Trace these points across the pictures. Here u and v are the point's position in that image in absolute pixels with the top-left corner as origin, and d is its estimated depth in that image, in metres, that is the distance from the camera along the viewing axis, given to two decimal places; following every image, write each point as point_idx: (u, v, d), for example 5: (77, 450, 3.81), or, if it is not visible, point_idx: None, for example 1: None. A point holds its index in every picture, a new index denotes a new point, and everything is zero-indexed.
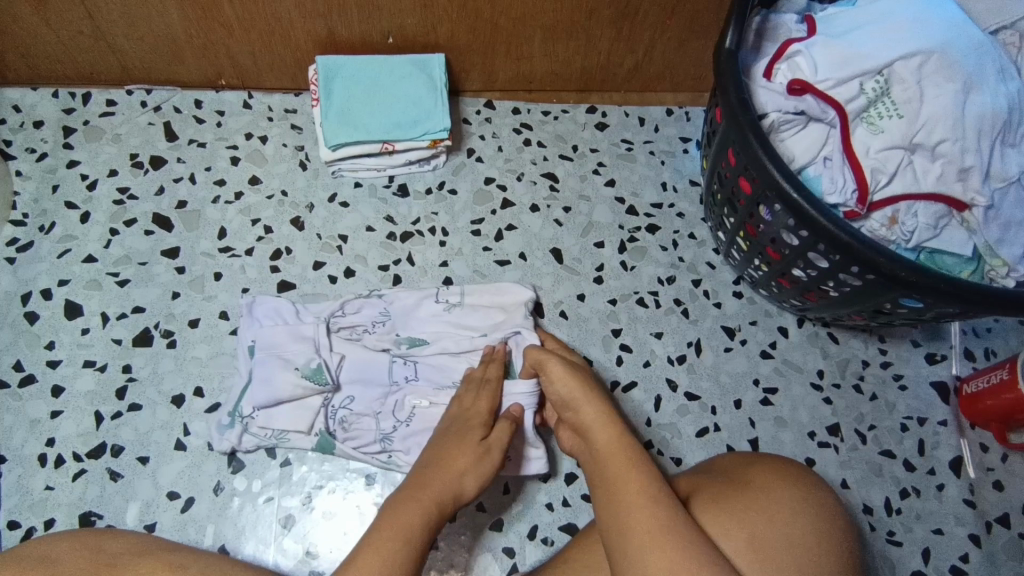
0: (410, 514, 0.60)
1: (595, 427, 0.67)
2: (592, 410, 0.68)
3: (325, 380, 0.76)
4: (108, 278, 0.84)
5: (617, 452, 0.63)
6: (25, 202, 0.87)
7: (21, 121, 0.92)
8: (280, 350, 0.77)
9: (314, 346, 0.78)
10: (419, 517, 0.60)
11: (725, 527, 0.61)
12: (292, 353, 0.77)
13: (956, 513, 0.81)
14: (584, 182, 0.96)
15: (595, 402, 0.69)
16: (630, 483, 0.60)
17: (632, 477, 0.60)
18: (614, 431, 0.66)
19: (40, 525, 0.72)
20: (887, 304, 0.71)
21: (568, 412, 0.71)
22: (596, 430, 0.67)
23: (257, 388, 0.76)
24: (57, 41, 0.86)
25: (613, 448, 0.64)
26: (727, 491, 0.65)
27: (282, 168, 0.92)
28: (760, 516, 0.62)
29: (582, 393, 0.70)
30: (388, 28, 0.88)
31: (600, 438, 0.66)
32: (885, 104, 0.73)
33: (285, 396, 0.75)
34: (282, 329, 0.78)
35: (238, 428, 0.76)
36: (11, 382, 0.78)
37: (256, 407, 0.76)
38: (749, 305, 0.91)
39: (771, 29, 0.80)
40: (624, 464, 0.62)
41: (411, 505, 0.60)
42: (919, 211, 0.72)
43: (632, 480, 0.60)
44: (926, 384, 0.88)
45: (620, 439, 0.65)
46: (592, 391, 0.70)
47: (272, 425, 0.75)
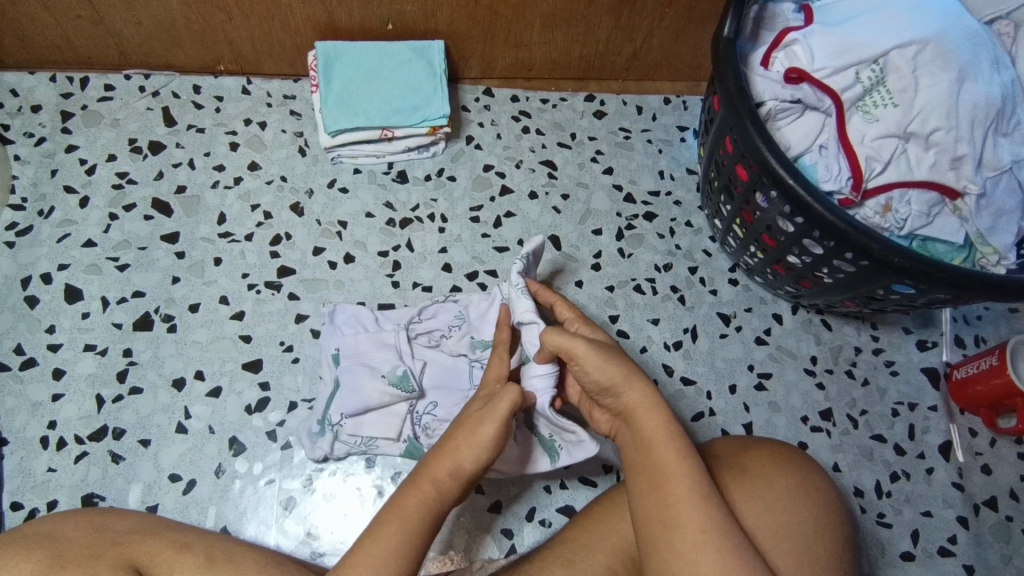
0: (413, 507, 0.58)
1: (639, 415, 0.60)
2: (637, 395, 0.61)
3: (413, 388, 0.75)
4: (108, 262, 0.85)
5: (661, 445, 0.58)
6: (24, 186, 0.87)
7: (19, 105, 0.91)
8: (364, 358, 0.76)
9: (397, 354, 0.76)
10: (422, 508, 0.57)
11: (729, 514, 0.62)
12: (377, 361, 0.76)
13: (944, 496, 0.83)
14: (582, 169, 0.97)
15: (640, 392, 0.61)
16: (674, 482, 0.56)
17: (679, 476, 0.56)
18: (661, 422, 0.59)
19: (42, 506, 0.73)
20: (879, 290, 0.72)
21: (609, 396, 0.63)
22: (639, 416, 0.60)
23: (346, 396, 0.75)
24: (54, 24, 0.86)
25: (657, 439, 0.58)
26: (730, 473, 0.65)
27: (281, 154, 0.93)
28: (766, 501, 0.63)
29: (622, 377, 0.61)
30: (387, 14, 0.89)
31: (646, 425, 0.60)
32: (880, 92, 0.74)
33: (373, 403, 0.74)
34: (363, 337, 0.78)
35: (329, 436, 0.76)
36: (11, 365, 0.79)
37: (345, 415, 0.75)
38: (745, 292, 0.92)
39: (769, 17, 0.82)
40: (667, 459, 0.57)
41: (415, 494, 0.58)
42: (913, 198, 0.73)
43: (677, 480, 0.56)
44: (917, 370, 0.89)
45: (666, 432, 0.59)
46: (634, 374, 0.61)
47: (361, 432, 0.75)
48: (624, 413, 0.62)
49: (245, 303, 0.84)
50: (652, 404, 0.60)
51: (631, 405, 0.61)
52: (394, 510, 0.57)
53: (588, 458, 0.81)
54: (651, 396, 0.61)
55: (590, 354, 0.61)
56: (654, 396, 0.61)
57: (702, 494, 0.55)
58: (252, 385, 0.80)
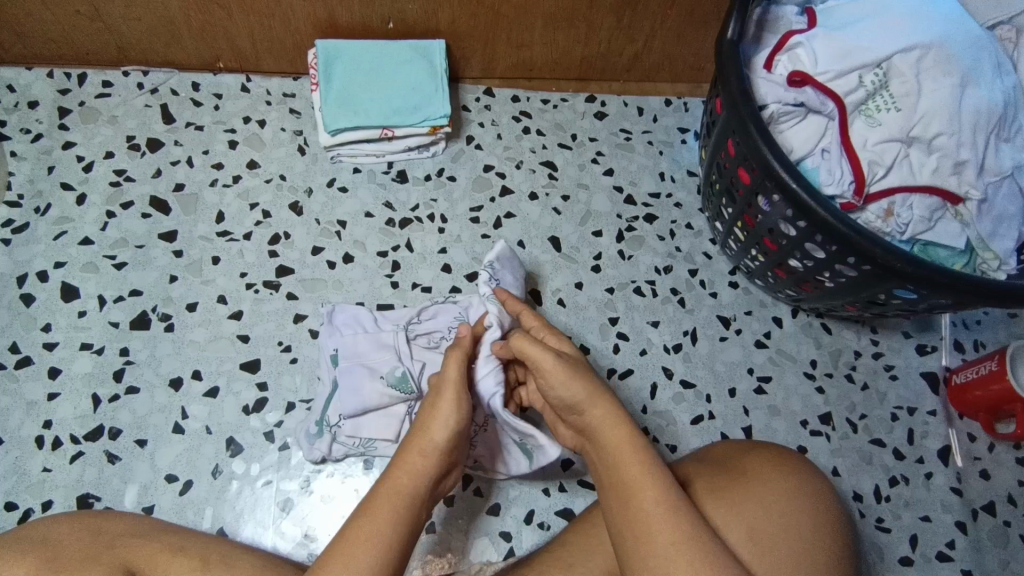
0: (386, 508, 0.55)
1: (604, 433, 0.60)
2: (600, 413, 0.60)
3: (412, 389, 0.74)
4: (105, 261, 0.84)
5: (627, 461, 0.57)
6: (21, 183, 0.87)
7: (16, 101, 0.91)
8: (363, 359, 0.76)
9: (395, 355, 0.76)
10: (396, 513, 0.55)
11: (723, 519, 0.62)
12: (375, 362, 0.75)
13: (943, 500, 0.83)
14: (582, 171, 0.97)
15: (604, 405, 0.60)
16: (643, 497, 0.55)
17: (647, 487, 0.56)
18: (626, 436, 0.59)
19: (37, 507, 0.72)
20: (881, 294, 0.72)
21: (573, 415, 0.62)
22: (603, 434, 0.60)
23: (345, 397, 0.74)
24: (52, 19, 0.85)
25: (622, 453, 0.58)
26: (714, 482, 0.65)
27: (280, 153, 0.92)
28: (750, 510, 0.63)
29: (587, 395, 0.60)
30: (388, 13, 0.88)
31: (609, 440, 0.59)
32: (883, 97, 0.74)
33: (372, 405, 0.74)
34: (363, 337, 0.77)
35: (328, 437, 0.75)
36: (7, 364, 0.78)
37: (344, 416, 0.75)
38: (745, 295, 0.92)
39: (772, 20, 0.81)
40: (636, 473, 0.56)
41: (387, 496, 0.56)
42: (914, 203, 0.73)
43: (647, 492, 0.55)
44: (916, 374, 0.89)
45: (631, 444, 0.58)
46: (597, 389, 0.61)
47: (360, 434, 0.75)
48: (588, 430, 0.61)
49: (244, 303, 0.84)
50: (617, 416, 0.60)
51: (596, 422, 0.60)
52: (369, 513, 0.55)
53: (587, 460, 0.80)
54: (615, 412, 0.60)
55: (556, 368, 0.61)
56: (617, 408, 0.60)
57: (673, 505, 0.55)
58: (250, 385, 0.80)
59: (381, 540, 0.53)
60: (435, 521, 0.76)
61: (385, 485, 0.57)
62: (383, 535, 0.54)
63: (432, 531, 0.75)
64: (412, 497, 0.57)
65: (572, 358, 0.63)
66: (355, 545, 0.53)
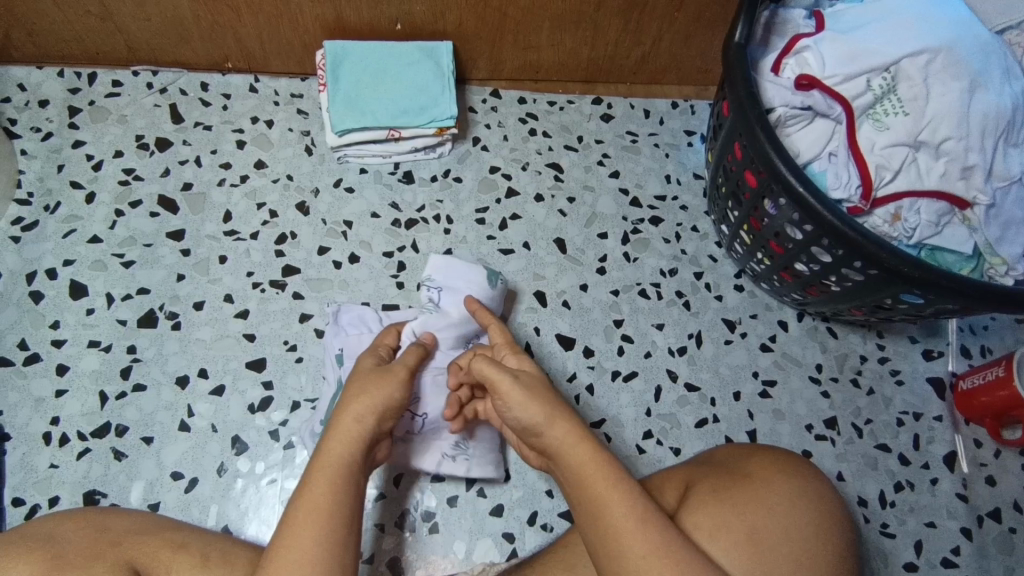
0: (322, 480, 0.56)
1: (567, 451, 0.59)
2: (560, 432, 0.60)
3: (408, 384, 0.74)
4: (114, 259, 0.85)
5: (592, 476, 0.57)
6: (30, 181, 0.87)
7: (27, 100, 0.91)
8: None
9: None
10: (332, 481, 0.56)
11: (720, 523, 0.62)
12: None
13: (948, 506, 0.83)
14: (589, 172, 0.97)
15: (564, 423, 0.60)
16: (611, 512, 0.55)
17: (615, 502, 0.55)
18: (588, 453, 0.58)
19: (44, 503, 0.73)
20: (887, 299, 0.71)
21: (532, 436, 0.62)
22: (566, 453, 0.59)
23: None
24: (63, 19, 0.86)
25: (586, 468, 0.58)
26: (714, 493, 0.65)
27: (287, 153, 0.92)
28: (747, 520, 0.62)
29: (545, 416, 0.60)
30: (396, 14, 0.88)
31: (573, 458, 0.58)
32: (891, 101, 0.74)
33: None
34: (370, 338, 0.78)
35: None
36: (16, 360, 0.78)
37: None
38: (751, 298, 0.92)
39: (780, 23, 0.80)
40: (605, 486, 0.56)
41: (323, 468, 0.57)
42: (922, 208, 0.72)
43: (614, 505, 0.55)
44: (922, 380, 0.89)
45: (598, 457, 0.58)
46: (558, 410, 0.61)
47: None
48: (550, 451, 0.61)
49: (250, 302, 0.84)
50: (577, 435, 0.59)
51: (557, 442, 0.60)
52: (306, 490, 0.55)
53: None
54: (576, 429, 0.60)
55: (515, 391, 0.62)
56: (577, 427, 0.60)
57: (642, 519, 0.55)
58: (255, 384, 0.80)
59: (325, 514, 0.54)
60: (436, 522, 0.76)
61: (317, 460, 0.57)
62: (325, 508, 0.54)
63: (436, 531, 0.76)
64: (346, 464, 0.57)
65: (528, 379, 0.64)
66: (305, 521, 0.53)
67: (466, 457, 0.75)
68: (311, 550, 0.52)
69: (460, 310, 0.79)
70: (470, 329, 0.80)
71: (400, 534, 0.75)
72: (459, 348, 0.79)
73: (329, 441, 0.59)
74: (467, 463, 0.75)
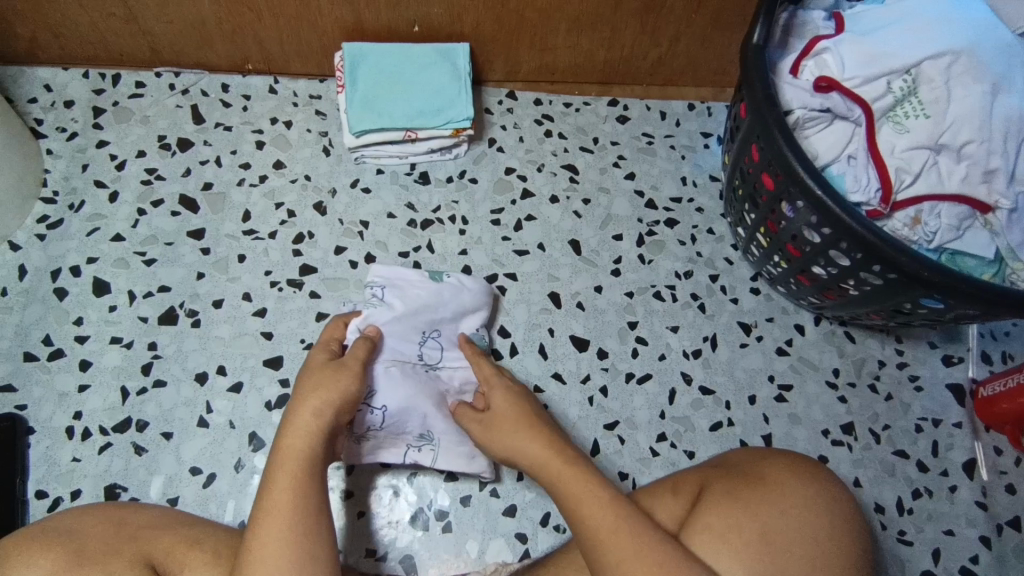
0: (286, 473, 0.59)
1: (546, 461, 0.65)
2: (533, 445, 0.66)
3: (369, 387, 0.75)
4: (136, 257, 0.86)
5: (571, 481, 0.62)
6: (56, 180, 0.89)
7: (53, 100, 0.93)
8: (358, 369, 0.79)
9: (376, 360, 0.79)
10: (298, 468, 0.59)
11: (730, 524, 0.63)
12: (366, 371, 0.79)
13: (967, 515, 0.82)
14: (604, 174, 0.97)
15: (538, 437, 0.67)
16: (588, 516, 0.59)
17: (591, 508, 0.59)
18: (563, 463, 0.64)
19: (67, 495, 0.74)
20: (906, 304, 0.71)
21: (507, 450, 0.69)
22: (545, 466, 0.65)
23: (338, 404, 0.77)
24: (89, 22, 0.88)
25: (565, 477, 0.63)
26: (728, 493, 0.65)
27: (305, 153, 0.94)
28: (761, 521, 0.62)
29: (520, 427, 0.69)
30: (414, 16, 0.89)
31: (549, 472, 0.64)
32: (911, 103, 0.73)
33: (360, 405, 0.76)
34: None
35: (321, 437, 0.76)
36: (40, 356, 0.80)
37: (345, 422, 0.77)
38: (767, 301, 0.91)
39: (799, 25, 0.80)
40: (582, 494, 0.60)
41: (287, 460, 0.60)
42: (942, 212, 0.71)
43: (591, 510, 0.59)
44: (941, 386, 0.88)
45: (573, 467, 0.63)
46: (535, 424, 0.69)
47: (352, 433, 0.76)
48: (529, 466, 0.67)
49: (268, 300, 0.85)
50: (553, 450, 0.65)
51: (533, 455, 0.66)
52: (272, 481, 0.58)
53: (604, 465, 0.81)
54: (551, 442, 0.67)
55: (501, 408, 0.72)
56: (549, 444, 0.66)
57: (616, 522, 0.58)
58: (272, 382, 0.81)
59: (289, 504, 0.57)
60: (449, 520, 0.76)
61: (282, 451, 0.60)
62: (287, 498, 0.57)
63: (448, 530, 0.76)
64: (307, 456, 0.60)
65: (507, 407, 0.72)
66: (273, 511, 0.56)
67: (432, 447, 0.76)
68: (281, 539, 0.55)
69: (405, 304, 0.79)
70: (416, 326, 0.79)
71: (413, 532, 0.76)
72: (408, 340, 0.79)
73: (291, 434, 0.62)
74: (433, 453, 0.76)
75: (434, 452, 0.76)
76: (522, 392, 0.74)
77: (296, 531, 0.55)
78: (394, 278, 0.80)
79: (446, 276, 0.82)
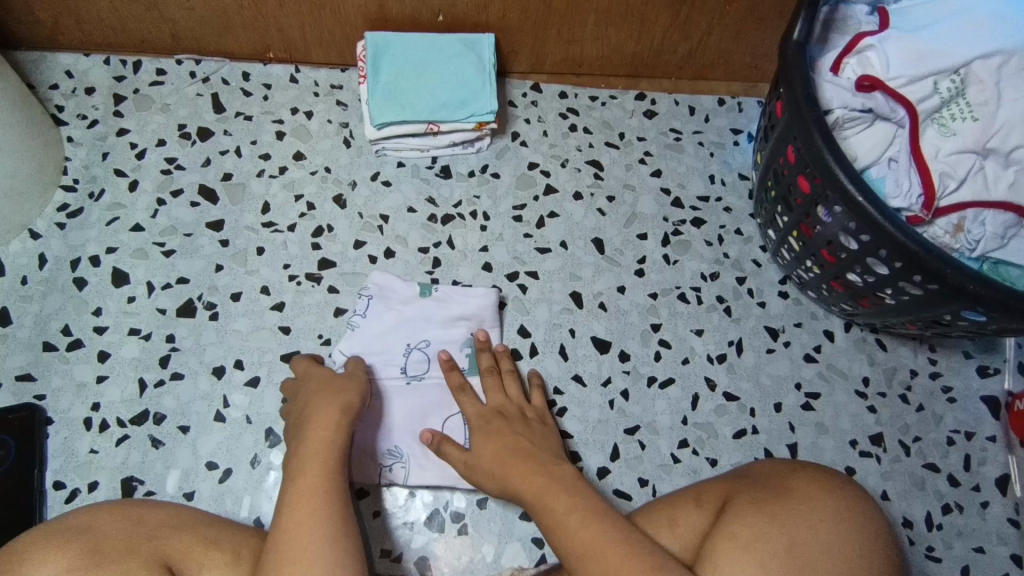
0: (318, 462, 0.61)
1: (522, 481, 0.65)
2: (505, 474, 0.67)
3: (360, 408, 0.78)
4: (155, 248, 0.85)
5: (557, 498, 0.61)
6: (76, 168, 0.88)
7: (74, 87, 0.92)
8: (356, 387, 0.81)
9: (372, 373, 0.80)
10: (329, 456, 0.62)
11: (750, 536, 0.61)
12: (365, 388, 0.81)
13: (999, 532, 0.79)
14: (629, 171, 0.94)
15: (519, 461, 0.67)
16: (580, 531, 0.58)
17: (570, 516, 0.59)
18: (537, 483, 0.64)
19: (84, 487, 0.74)
20: (946, 315, 0.68)
21: (487, 478, 0.69)
22: (521, 488, 0.65)
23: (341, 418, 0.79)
24: (111, 8, 0.86)
25: (551, 496, 0.62)
26: (755, 506, 0.63)
27: (326, 145, 0.92)
28: (788, 533, 0.60)
29: (498, 458, 0.69)
30: (439, 6, 0.87)
31: (520, 491, 0.65)
32: (959, 105, 0.70)
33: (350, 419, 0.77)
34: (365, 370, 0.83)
35: None
36: (59, 346, 0.80)
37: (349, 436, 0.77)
38: (795, 306, 0.88)
39: (840, 20, 0.76)
40: (573, 513, 0.59)
41: (315, 451, 0.62)
42: (987, 219, 0.67)
43: (575, 518, 0.59)
44: (975, 398, 0.85)
45: (558, 487, 0.62)
46: (512, 452, 0.69)
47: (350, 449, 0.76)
48: (506, 487, 0.67)
49: (286, 294, 0.84)
50: (539, 470, 0.65)
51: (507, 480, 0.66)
52: (302, 467, 0.61)
53: (623, 470, 0.79)
54: (527, 464, 0.67)
55: (481, 441, 0.71)
56: (527, 466, 0.66)
57: (588, 519, 0.58)
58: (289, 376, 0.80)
59: (323, 490, 0.59)
60: (467, 522, 0.75)
61: (313, 439, 0.64)
62: (317, 486, 0.59)
63: (464, 532, 0.75)
64: (333, 447, 0.63)
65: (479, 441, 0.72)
66: (303, 496, 0.58)
67: (403, 465, 0.76)
68: (312, 522, 0.56)
69: (382, 322, 0.82)
70: (401, 339, 0.81)
71: (427, 533, 0.75)
72: (394, 357, 0.80)
73: (316, 428, 0.65)
74: (405, 471, 0.75)
75: (405, 471, 0.75)
76: (504, 427, 0.73)
77: (325, 510, 0.57)
78: (374, 294, 0.83)
79: (435, 289, 0.83)
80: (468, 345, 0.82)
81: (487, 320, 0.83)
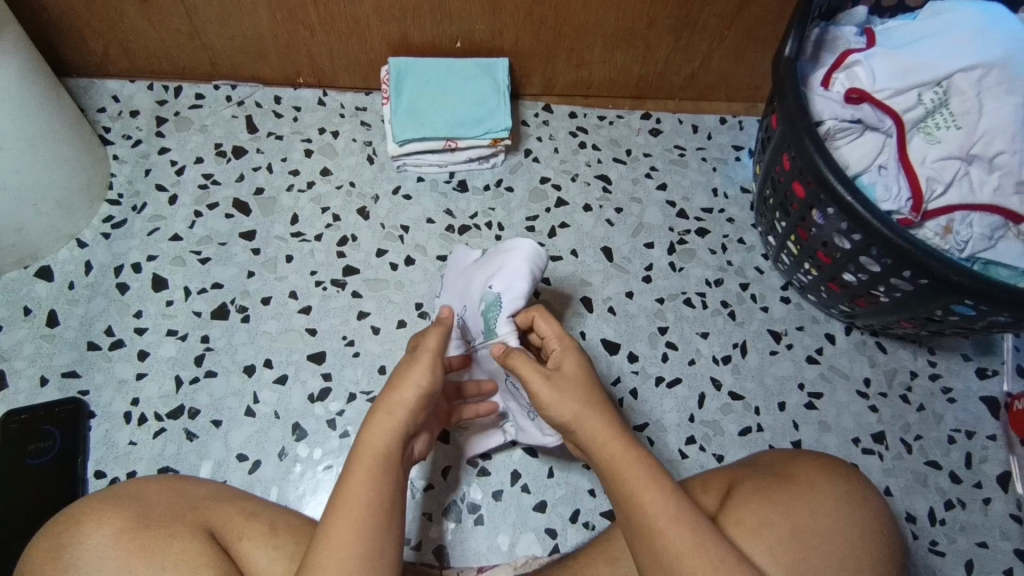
0: (371, 461, 0.56)
1: (604, 450, 0.60)
2: (592, 429, 0.60)
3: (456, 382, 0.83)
4: (192, 255, 0.91)
5: (644, 492, 0.57)
6: (121, 183, 0.95)
7: (120, 110, 1.00)
8: None
9: None
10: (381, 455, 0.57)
11: (761, 520, 0.63)
12: None
13: (1002, 528, 0.81)
14: (636, 184, 1.00)
15: (606, 423, 0.61)
16: (670, 538, 0.55)
17: (667, 525, 0.55)
18: (624, 458, 0.59)
19: (123, 476, 0.79)
20: (937, 311, 0.71)
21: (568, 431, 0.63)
22: (598, 450, 0.60)
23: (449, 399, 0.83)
24: (157, 38, 0.94)
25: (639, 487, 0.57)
26: (758, 489, 0.66)
27: (351, 162, 0.99)
28: (792, 517, 0.63)
29: (576, 413, 0.61)
30: (458, 33, 0.94)
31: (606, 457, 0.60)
32: (943, 114, 0.75)
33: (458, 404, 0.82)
34: None
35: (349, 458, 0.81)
36: (102, 345, 0.85)
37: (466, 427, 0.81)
38: (797, 310, 0.92)
39: (830, 40, 0.81)
40: (658, 521, 0.55)
41: (367, 455, 0.56)
42: (974, 221, 0.72)
43: (665, 530, 0.55)
44: (975, 398, 0.88)
45: (648, 478, 0.57)
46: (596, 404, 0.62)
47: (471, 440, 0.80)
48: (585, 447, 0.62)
49: (313, 299, 0.89)
50: (622, 443, 0.60)
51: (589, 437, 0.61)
52: (354, 464, 0.56)
53: None
54: (607, 428, 0.61)
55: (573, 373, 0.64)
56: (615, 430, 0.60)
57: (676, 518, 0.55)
58: (315, 375, 0.85)
59: (371, 494, 0.54)
60: (482, 511, 0.79)
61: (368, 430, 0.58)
62: (365, 495, 0.54)
63: (481, 523, 0.78)
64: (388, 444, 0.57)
65: (557, 403, 0.61)
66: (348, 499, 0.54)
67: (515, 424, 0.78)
68: (356, 536, 0.52)
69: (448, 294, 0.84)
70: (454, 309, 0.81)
71: (446, 523, 0.78)
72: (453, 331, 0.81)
73: (370, 423, 0.58)
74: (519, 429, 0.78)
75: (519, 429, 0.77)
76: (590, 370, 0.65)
77: (376, 520, 0.53)
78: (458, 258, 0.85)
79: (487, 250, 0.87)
80: (484, 299, 0.74)
81: (505, 267, 0.73)
